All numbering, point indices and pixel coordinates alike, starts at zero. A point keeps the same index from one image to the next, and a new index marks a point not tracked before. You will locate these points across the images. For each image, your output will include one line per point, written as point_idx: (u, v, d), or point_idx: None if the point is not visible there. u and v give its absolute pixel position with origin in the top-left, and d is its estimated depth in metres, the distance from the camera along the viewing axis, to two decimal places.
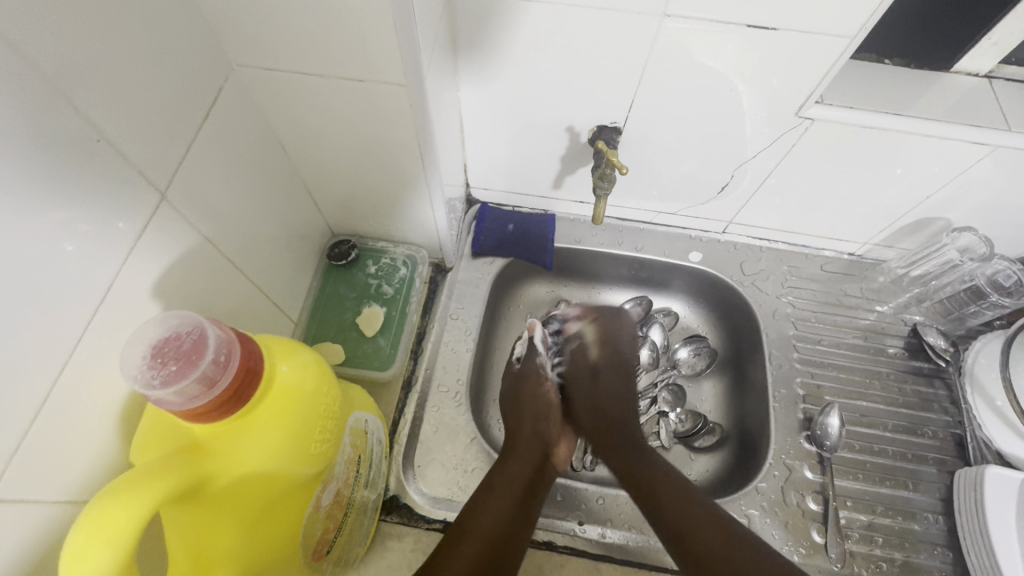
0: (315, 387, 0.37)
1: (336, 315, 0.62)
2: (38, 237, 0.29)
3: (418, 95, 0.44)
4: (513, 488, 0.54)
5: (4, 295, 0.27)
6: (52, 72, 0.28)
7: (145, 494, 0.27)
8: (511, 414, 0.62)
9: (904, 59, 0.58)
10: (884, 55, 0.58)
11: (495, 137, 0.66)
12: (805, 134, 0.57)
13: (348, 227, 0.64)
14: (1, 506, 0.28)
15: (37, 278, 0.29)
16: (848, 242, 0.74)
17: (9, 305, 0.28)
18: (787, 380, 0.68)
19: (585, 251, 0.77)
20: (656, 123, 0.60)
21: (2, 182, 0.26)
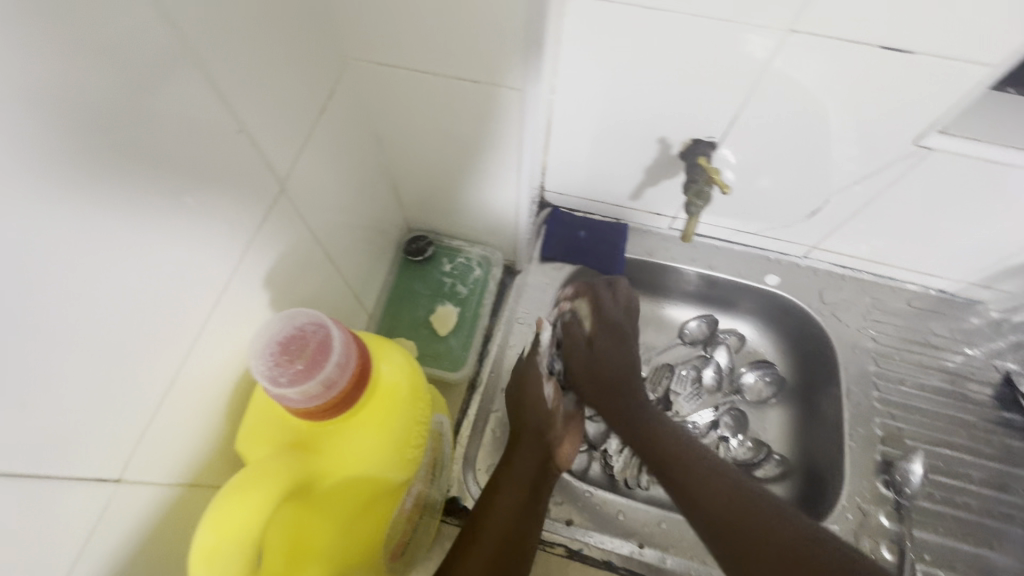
0: (412, 391, 0.37)
1: (410, 311, 0.62)
2: (168, 223, 0.29)
3: (529, 100, 0.44)
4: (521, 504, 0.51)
5: (136, 279, 0.27)
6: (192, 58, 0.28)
7: (260, 494, 0.27)
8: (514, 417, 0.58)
9: None
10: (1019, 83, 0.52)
11: (579, 142, 0.64)
12: (919, 163, 0.54)
13: (426, 223, 0.64)
14: (119, 488, 0.28)
15: (166, 263, 0.29)
16: (939, 279, 0.69)
17: (141, 289, 0.28)
18: (865, 419, 0.64)
19: (655, 264, 0.75)
20: (753, 141, 0.57)
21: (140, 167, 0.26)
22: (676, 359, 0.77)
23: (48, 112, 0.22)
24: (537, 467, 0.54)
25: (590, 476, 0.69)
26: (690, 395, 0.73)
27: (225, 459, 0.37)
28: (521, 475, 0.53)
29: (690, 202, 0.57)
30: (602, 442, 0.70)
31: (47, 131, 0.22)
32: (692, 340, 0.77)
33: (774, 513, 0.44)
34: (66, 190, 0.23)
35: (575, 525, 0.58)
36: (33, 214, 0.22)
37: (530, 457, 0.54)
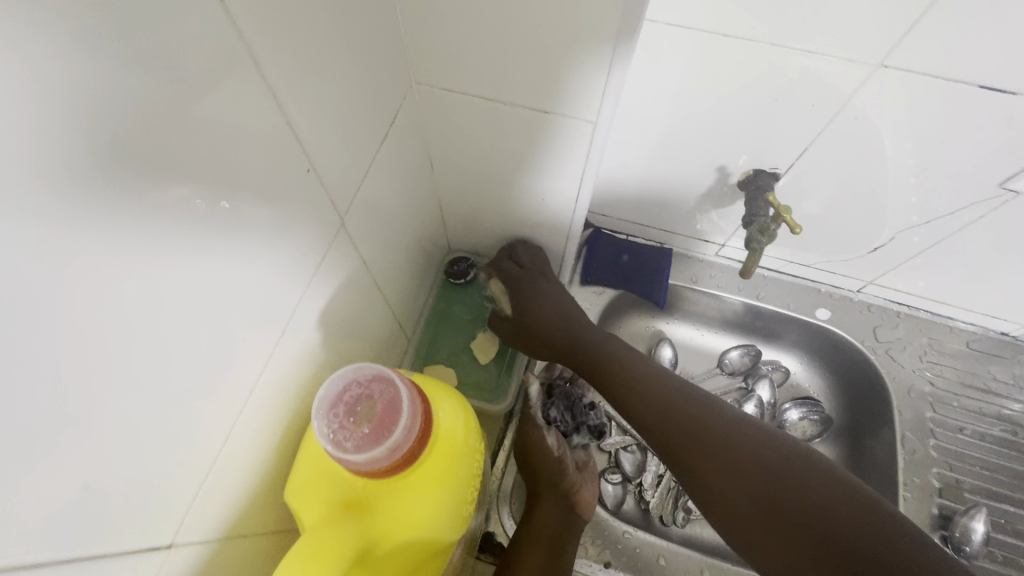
0: (471, 441, 0.35)
1: (450, 337, 0.60)
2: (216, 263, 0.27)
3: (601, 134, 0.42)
4: (551, 565, 0.47)
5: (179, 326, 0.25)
6: (255, 88, 0.26)
7: (320, 570, 0.26)
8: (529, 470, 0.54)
9: None
10: None
11: (632, 165, 0.61)
12: (1003, 206, 0.50)
13: (467, 242, 0.62)
14: (153, 553, 0.26)
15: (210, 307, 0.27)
16: (1004, 321, 0.66)
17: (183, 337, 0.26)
18: (921, 468, 0.61)
19: (699, 292, 0.72)
20: (819, 175, 0.55)
21: (192, 205, 0.24)
22: (712, 388, 0.75)
23: (111, 161, 0.20)
24: (564, 521, 0.50)
25: (625, 511, 0.66)
26: None
27: (266, 505, 0.36)
28: (546, 531, 0.49)
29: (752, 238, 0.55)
30: (637, 475, 0.67)
31: (110, 182, 0.20)
32: (731, 370, 0.75)
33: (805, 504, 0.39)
34: (126, 243, 0.21)
35: (613, 568, 0.57)
36: (87, 274, 0.20)
37: (551, 509, 0.51)
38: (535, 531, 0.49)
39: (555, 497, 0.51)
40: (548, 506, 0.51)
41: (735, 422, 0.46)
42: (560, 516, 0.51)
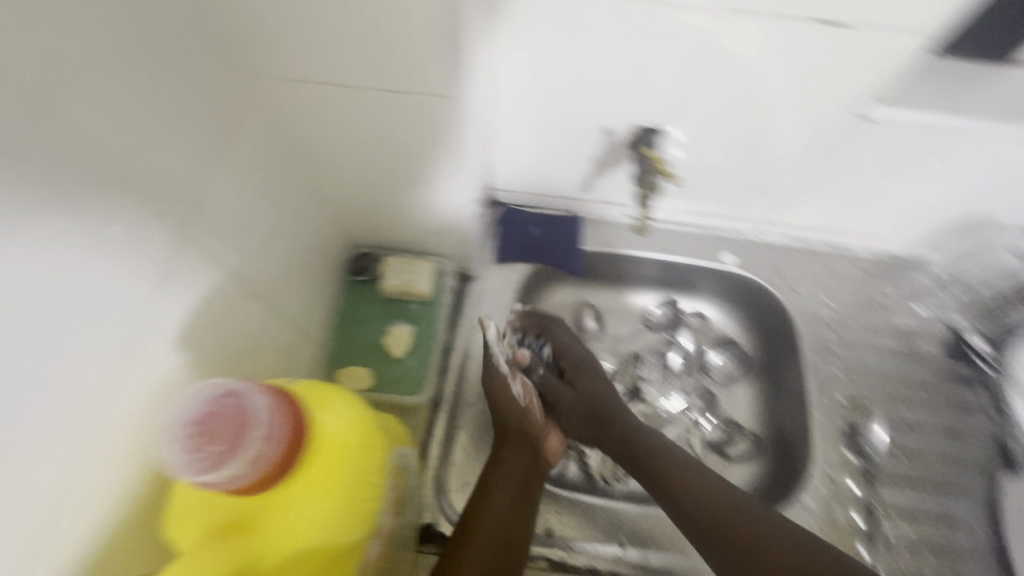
0: (364, 439, 0.34)
1: (361, 335, 0.57)
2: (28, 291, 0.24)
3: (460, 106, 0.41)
4: (511, 511, 0.51)
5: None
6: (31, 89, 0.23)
7: None
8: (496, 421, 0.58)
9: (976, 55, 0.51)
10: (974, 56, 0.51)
11: (525, 137, 0.61)
12: (862, 131, 0.54)
13: (367, 237, 0.60)
14: None
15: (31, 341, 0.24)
16: (888, 241, 0.71)
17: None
18: (827, 387, 0.66)
19: (612, 254, 0.74)
20: (700, 126, 0.56)
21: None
22: (642, 346, 0.77)
23: None
24: (528, 466, 0.55)
25: (567, 478, 0.67)
26: (658, 381, 0.75)
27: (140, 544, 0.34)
28: (509, 479, 0.53)
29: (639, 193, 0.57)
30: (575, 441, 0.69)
31: None
32: (656, 325, 0.78)
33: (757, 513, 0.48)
34: None
35: (555, 534, 0.58)
36: None
37: (517, 459, 0.55)
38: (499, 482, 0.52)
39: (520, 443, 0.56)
40: (509, 455, 0.54)
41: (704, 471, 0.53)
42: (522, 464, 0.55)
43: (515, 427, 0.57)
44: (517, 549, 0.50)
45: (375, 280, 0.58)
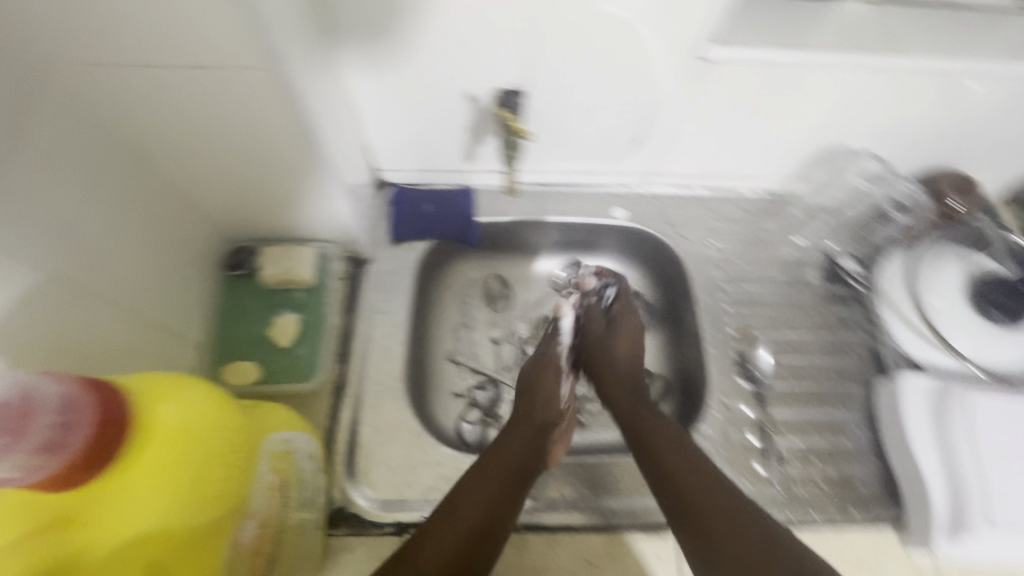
0: (207, 424, 0.35)
1: (245, 329, 0.56)
2: None
3: (281, 78, 0.42)
4: (488, 501, 0.51)
5: None
6: None
7: None
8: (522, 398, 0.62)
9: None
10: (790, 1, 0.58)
11: (398, 113, 0.62)
12: (708, 75, 0.57)
13: (244, 231, 0.59)
14: None
15: None
16: (763, 180, 0.75)
17: None
18: (717, 322, 0.69)
19: (509, 223, 0.75)
20: (560, 85, 0.59)
21: None
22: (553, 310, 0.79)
23: None
24: (529, 460, 0.56)
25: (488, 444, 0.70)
26: None
27: None
28: (499, 471, 0.54)
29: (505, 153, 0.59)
30: (493, 409, 0.73)
31: None
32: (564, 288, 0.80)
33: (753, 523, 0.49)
34: None
35: None
36: None
37: (517, 450, 0.56)
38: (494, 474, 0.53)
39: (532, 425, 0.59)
40: (513, 445, 0.56)
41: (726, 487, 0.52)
42: (522, 452, 0.56)
43: (542, 421, 0.60)
44: (487, 544, 0.49)
45: (251, 274, 0.58)
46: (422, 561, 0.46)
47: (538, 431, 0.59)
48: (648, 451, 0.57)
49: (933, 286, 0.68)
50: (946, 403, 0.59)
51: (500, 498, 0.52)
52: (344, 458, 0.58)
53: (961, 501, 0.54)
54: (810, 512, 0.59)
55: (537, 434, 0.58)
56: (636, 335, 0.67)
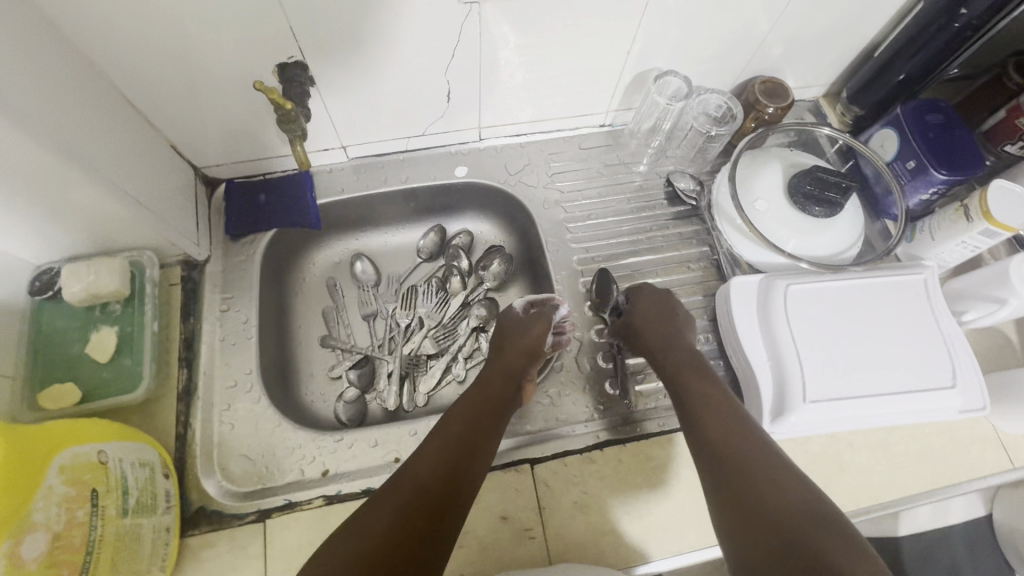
0: None
1: (61, 352, 0.54)
2: None
3: None
4: (475, 424, 0.54)
5: None
6: None
7: None
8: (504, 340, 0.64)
9: None
10: None
11: (190, 106, 0.60)
12: (480, 18, 0.56)
13: (44, 254, 0.55)
14: None
15: None
16: (595, 116, 0.77)
17: None
18: (565, 262, 0.72)
19: (353, 199, 0.74)
20: (340, 54, 0.57)
21: None
22: (422, 277, 0.80)
23: None
24: (509, 392, 0.59)
25: (368, 417, 0.71)
26: (439, 305, 0.78)
27: None
28: (476, 405, 0.56)
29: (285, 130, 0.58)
30: (371, 384, 0.73)
31: None
32: (429, 254, 0.80)
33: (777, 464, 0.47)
34: None
35: (332, 472, 0.58)
36: None
37: (499, 380, 0.60)
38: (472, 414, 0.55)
39: (518, 353, 0.62)
40: (496, 377, 0.60)
41: (760, 438, 0.50)
42: (500, 388, 0.59)
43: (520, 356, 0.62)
44: (477, 462, 0.51)
45: (61, 294, 0.56)
46: (416, 473, 0.48)
47: (521, 367, 0.61)
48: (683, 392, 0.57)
49: (756, 190, 0.70)
50: (768, 296, 0.62)
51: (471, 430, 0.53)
52: (201, 459, 0.57)
53: (785, 385, 0.58)
54: (661, 420, 0.63)
55: (522, 364, 0.61)
56: (673, 310, 0.65)
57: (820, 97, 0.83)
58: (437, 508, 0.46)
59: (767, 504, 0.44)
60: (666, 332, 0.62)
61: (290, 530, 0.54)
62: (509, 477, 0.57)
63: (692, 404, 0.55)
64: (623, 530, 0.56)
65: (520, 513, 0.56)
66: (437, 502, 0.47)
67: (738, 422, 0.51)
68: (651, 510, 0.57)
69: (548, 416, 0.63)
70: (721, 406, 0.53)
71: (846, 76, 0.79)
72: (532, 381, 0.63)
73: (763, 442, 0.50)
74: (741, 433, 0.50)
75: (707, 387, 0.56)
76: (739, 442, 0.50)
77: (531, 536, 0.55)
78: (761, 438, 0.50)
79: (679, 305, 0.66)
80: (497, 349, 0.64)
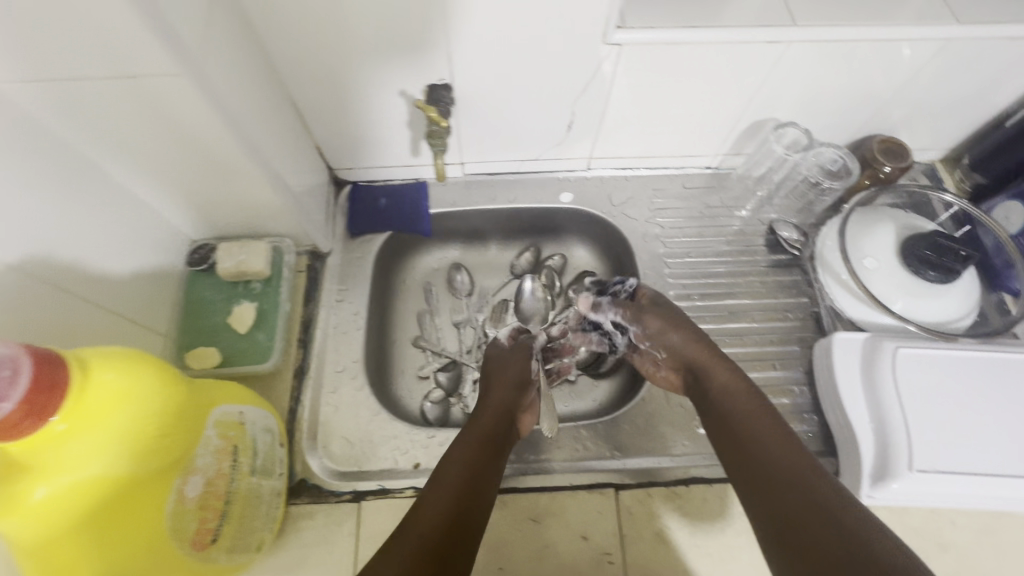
0: (146, 393, 0.37)
1: (207, 319, 0.61)
2: None
3: (197, 83, 0.43)
4: (473, 463, 0.54)
5: None
6: None
7: None
8: (487, 379, 0.66)
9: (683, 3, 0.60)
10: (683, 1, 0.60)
11: (341, 117, 0.66)
12: (619, 58, 0.60)
13: (202, 230, 0.63)
14: None
15: None
16: (702, 157, 0.79)
17: None
18: (662, 295, 0.73)
19: (462, 212, 0.79)
20: (484, 77, 0.62)
21: None
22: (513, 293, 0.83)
23: None
24: (500, 427, 0.60)
25: (451, 420, 0.73)
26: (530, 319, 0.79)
27: None
28: (472, 441, 0.57)
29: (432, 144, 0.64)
30: (456, 388, 0.75)
31: None
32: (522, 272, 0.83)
33: (829, 507, 0.46)
34: None
35: (423, 467, 0.61)
36: None
37: (491, 417, 0.60)
38: (463, 453, 0.56)
39: (503, 385, 0.64)
40: (486, 413, 0.61)
41: (807, 482, 0.49)
42: (493, 425, 0.59)
43: (508, 400, 0.63)
44: (478, 499, 0.52)
45: (213, 268, 0.62)
46: (419, 520, 0.49)
47: (508, 403, 0.62)
48: (726, 428, 0.56)
49: (865, 247, 0.69)
50: (874, 357, 0.61)
51: (467, 470, 0.54)
52: (306, 435, 0.62)
53: (888, 449, 0.56)
54: None
55: (509, 397, 0.63)
56: (675, 317, 0.66)
57: (935, 161, 0.82)
58: (448, 546, 0.47)
59: (822, 551, 0.43)
60: (695, 355, 0.63)
61: (383, 515, 0.57)
62: (591, 499, 0.59)
63: (736, 444, 0.55)
64: (704, 570, 0.56)
65: (600, 536, 0.57)
66: (447, 542, 0.47)
67: (781, 467, 0.51)
68: (735, 558, 0.56)
69: (633, 444, 0.64)
70: (756, 449, 0.53)
71: (969, 144, 0.78)
72: (530, 413, 0.64)
73: (798, 488, 0.48)
74: (785, 480, 0.49)
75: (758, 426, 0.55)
76: (782, 491, 0.49)
77: (610, 562, 0.56)
78: (805, 482, 0.49)
79: (682, 317, 0.67)
80: (485, 388, 0.66)
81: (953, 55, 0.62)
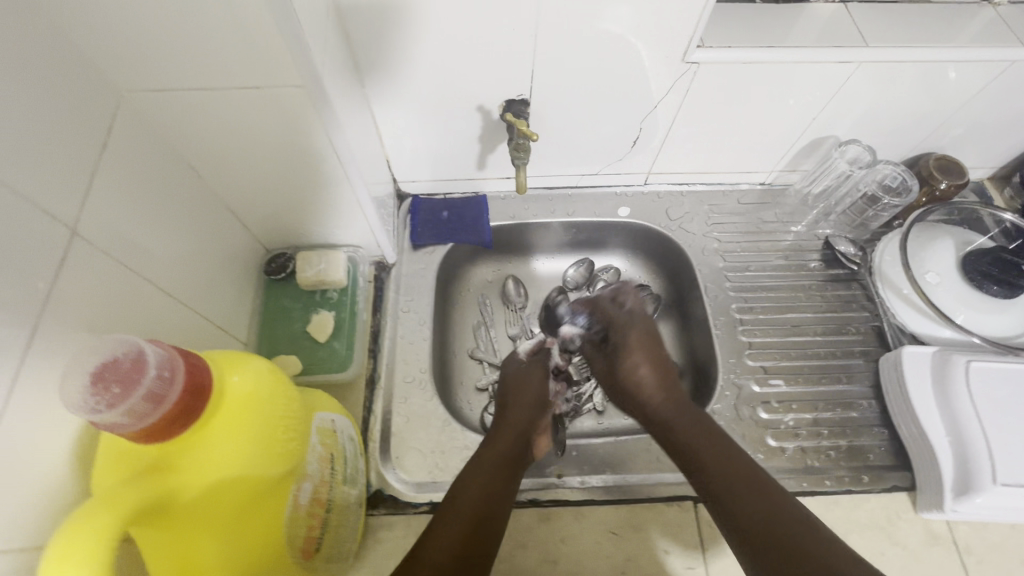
0: (271, 395, 0.38)
1: (286, 327, 0.62)
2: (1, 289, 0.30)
3: (318, 95, 0.44)
4: (486, 488, 0.51)
5: None
6: None
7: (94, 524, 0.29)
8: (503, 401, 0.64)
9: (756, 25, 0.62)
10: (754, 23, 0.62)
11: (414, 132, 0.68)
12: (695, 77, 0.61)
13: (280, 240, 0.64)
14: None
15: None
16: (758, 173, 0.80)
17: None
18: (724, 308, 0.74)
19: (521, 225, 0.80)
20: (559, 94, 0.64)
21: None
22: None
23: None
24: (518, 448, 0.57)
25: None
26: None
27: None
28: (483, 464, 0.54)
29: (515, 157, 0.65)
30: None
31: None
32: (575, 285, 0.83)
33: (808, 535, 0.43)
34: None
35: None
36: None
37: (507, 437, 0.58)
38: (472, 477, 0.52)
39: (524, 407, 0.62)
40: (503, 435, 0.58)
41: (780, 506, 0.46)
42: (508, 447, 0.57)
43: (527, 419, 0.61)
44: (493, 523, 0.49)
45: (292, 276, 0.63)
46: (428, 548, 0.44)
47: (524, 424, 0.60)
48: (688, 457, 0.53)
49: (926, 262, 0.70)
50: (946, 371, 0.61)
51: (484, 492, 0.51)
52: (380, 445, 0.61)
53: (969, 463, 0.56)
54: (826, 480, 0.62)
55: (527, 418, 0.61)
56: (647, 333, 0.64)
57: (984, 179, 0.84)
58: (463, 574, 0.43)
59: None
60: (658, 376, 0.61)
61: None
62: (670, 511, 0.58)
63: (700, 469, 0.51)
64: None
65: (682, 549, 0.56)
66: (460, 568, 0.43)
67: (753, 492, 0.47)
68: None
69: None
70: (726, 471, 0.50)
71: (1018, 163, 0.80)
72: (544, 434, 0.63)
73: (769, 513, 0.45)
74: (758, 503, 0.46)
75: (712, 452, 0.51)
76: (761, 518, 0.45)
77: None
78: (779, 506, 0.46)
79: (652, 333, 0.65)
80: (504, 406, 0.64)
81: (1014, 78, 0.64)
